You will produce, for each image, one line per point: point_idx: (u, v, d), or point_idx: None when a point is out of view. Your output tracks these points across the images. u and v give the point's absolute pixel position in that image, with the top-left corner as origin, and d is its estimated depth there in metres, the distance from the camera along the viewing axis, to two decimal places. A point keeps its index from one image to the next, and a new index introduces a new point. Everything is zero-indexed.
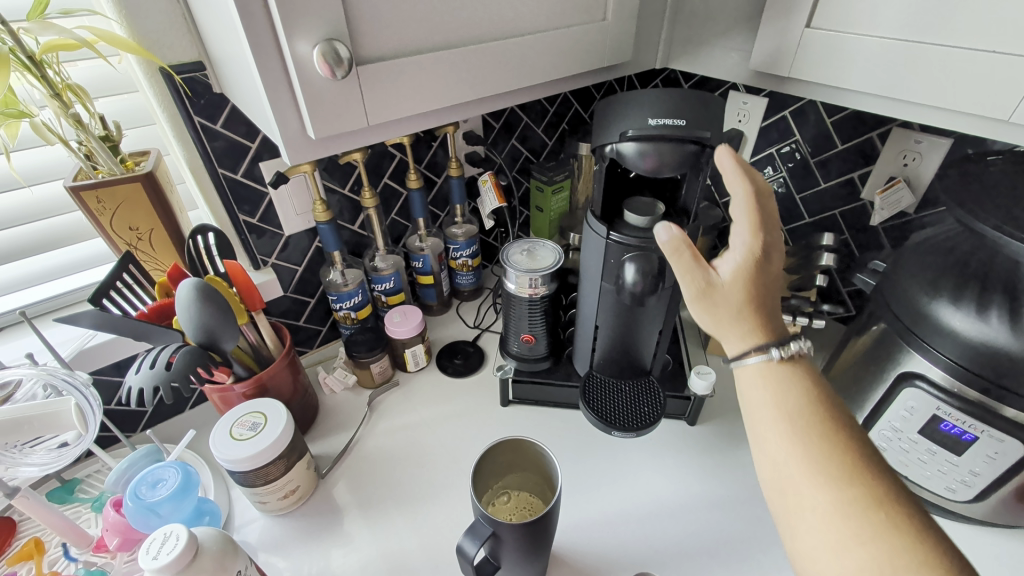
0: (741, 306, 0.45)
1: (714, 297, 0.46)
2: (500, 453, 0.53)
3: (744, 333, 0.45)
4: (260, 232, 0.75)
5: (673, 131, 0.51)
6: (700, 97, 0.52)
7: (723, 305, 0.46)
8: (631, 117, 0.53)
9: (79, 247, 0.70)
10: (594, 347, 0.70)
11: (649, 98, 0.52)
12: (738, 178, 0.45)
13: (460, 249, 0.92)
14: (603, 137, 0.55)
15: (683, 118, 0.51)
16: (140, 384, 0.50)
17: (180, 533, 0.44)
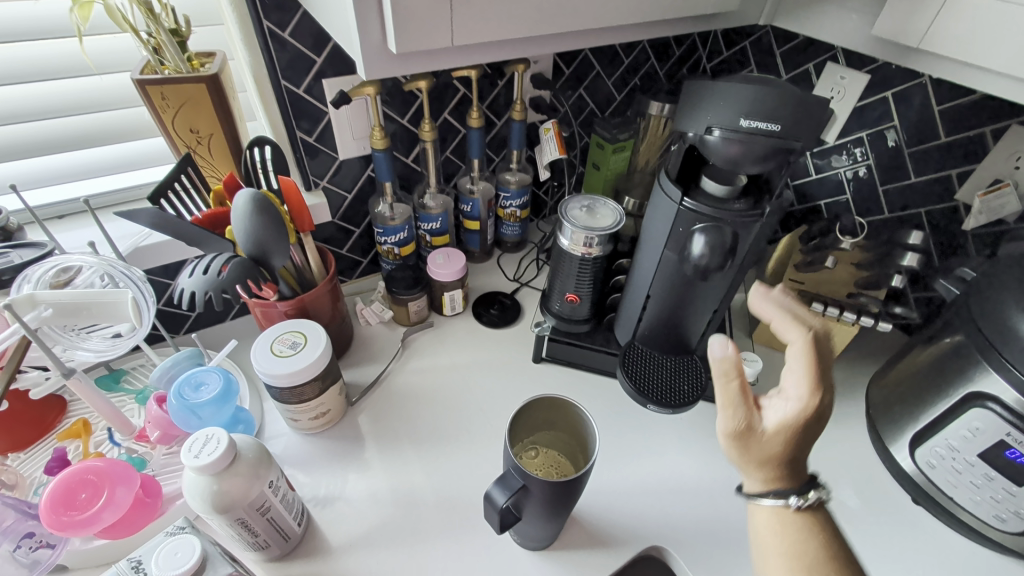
0: (773, 450, 0.44)
1: (750, 439, 0.44)
2: (538, 409, 0.52)
3: (766, 480, 0.44)
4: (314, 152, 0.73)
5: (764, 137, 0.47)
6: (807, 102, 0.46)
7: (757, 442, 0.44)
8: (721, 111, 0.48)
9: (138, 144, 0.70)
10: (640, 317, 0.67)
11: (747, 93, 0.47)
12: (791, 325, 0.48)
13: (510, 198, 0.89)
14: (688, 123, 0.52)
15: (779, 124, 0.46)
16: (192, 288, 0.50)
17: (221, 437, 0.45)
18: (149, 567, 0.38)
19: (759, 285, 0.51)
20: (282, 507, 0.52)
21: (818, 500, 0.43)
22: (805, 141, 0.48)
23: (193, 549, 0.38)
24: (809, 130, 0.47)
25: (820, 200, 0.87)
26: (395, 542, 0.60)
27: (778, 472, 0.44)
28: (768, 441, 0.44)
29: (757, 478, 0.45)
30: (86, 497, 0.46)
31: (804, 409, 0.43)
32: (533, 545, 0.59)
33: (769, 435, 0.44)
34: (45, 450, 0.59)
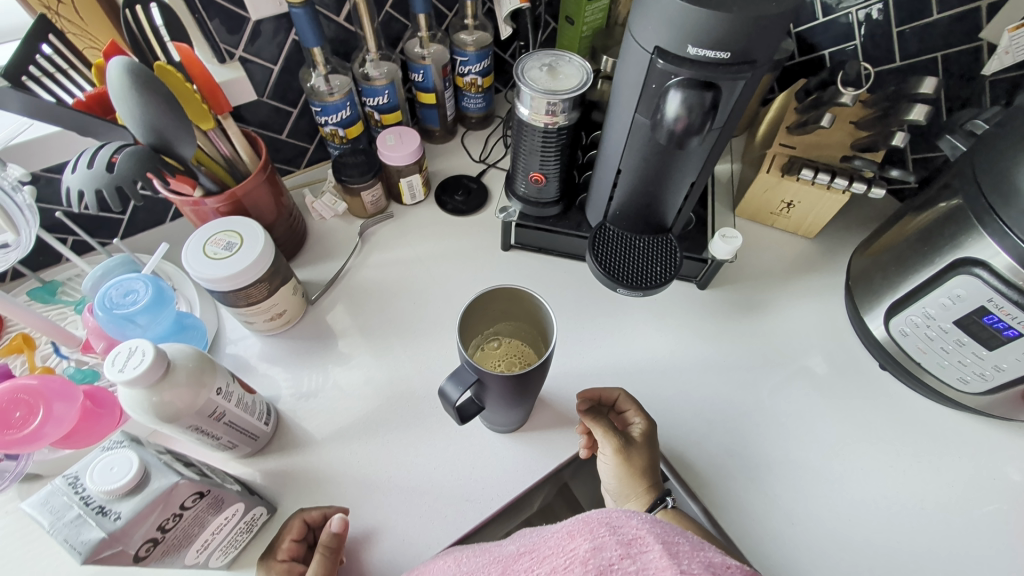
0: (643, 465, 0.54)
1: (629, 450, 0.54)
2: (493, 301, 0.48)
3: (646, 494, 0.52)
4: (218, 11, 0.60)
5: (712, 65, 0.43)
6: (763, 21, 0.40)
7: (635, 452, 0.54)
8: (668, 34, 0.43)
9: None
10: (611, 195, 0.61)
11: (693, 18, 0.41)
12: (634, 414, 0.58)
13: (469, 63, 0.77)
14: (636, 34, 0.46)
15: (728, 51, 0.42)
16: (80, 185, 0.43)
17: (146, 349, 0.41)
18: (87, 480, 0.36)
19: (581, 391, 0.60)
20: (240, 410, 0.51)
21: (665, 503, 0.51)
22: (762, 59, 0.43)
23: (130, 463, 0.36)
24: (765, 48, 0.43)
25: (824, 50, 0.75)
26: (367, 434, 0.60)
27: (652, 479, 0.54)
28: (640, 444, 0.55)
29: (639, 498, 0.53)
30: (22, 416, 0.43)
31: (647, 437, 0.56)
32: (503, 427, 0.59)
33: (639, 441, 0.56)
34: None
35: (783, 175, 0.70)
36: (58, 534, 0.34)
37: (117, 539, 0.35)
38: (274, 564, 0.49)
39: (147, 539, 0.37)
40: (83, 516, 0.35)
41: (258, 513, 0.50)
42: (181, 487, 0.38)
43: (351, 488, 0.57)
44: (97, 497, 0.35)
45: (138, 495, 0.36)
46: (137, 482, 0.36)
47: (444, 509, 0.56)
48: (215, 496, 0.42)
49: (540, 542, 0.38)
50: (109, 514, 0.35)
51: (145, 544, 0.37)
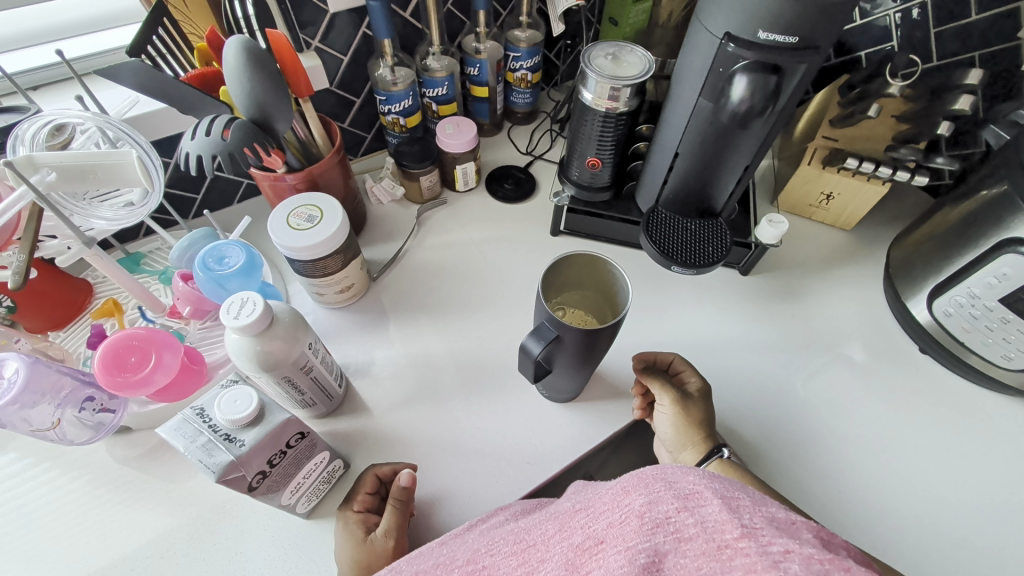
0: (700, 417, 0.58)
1: (685, 402, 0.59)
2: (572, 266, 0.54)
3: (702, 445, 0.57)
4: (301, 4, 0.64)
5: (779, 49, 0.47)
6: (831, 7, 0.44)
7: (692, 404, 0.59)
8: (739, 19, 0.47)
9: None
10: (666, 178, 0.66)
11: (764, 4, 0.45)
12: (691, 372, 0.62)
13: (521, 59, 0.80)
14: (708, 24, 0.50)
15: (796, 36, 0.46)
16: (197, 152, 0.47)
17: (256, 300, 0.46)
18: (213, 413, 0.42)
19: (637, 352, 0.64)
20: (323, 368, 0.55)
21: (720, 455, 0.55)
22: (826, 44, 0.47)
23: (251, 398, 0.42)
24: (830, 34, 0.46)
25: (862, 51, 0.78)
26: (431, 400, 0.63)
27: (708, 431, 0.58)
28: (696, 398, 0.60)
29: (695, 447, 0.57)
30: (136, 360, 0.49)
31: (704, 394, 0.60)
32: (561, 397, 0.62)
33: (695, 395, 0.60)
34: (83, 328, 0.60)
35: (824, 167, 0.73)
36: (194, 454, 0.40)
37: (240, 463, 0.40)
38: (352, 513, 0.53)
39: (260, 470, 0.43)
40: (212, 441, 0.41)
41: (337, 466, 0.55)
42: (292, 422, 0.44)
43: (417, 450, 0.60)
44: (223, 426, 0.41)
45: (259, 425, 0.42)
46: (257, 415, 0.42)
47: (506, 469, 0.59)
48: (310, 440, 0.48)
49: (593, 501, 0.37)
50: (236, 442, 0.41)
51: (257, 474, 0.42)
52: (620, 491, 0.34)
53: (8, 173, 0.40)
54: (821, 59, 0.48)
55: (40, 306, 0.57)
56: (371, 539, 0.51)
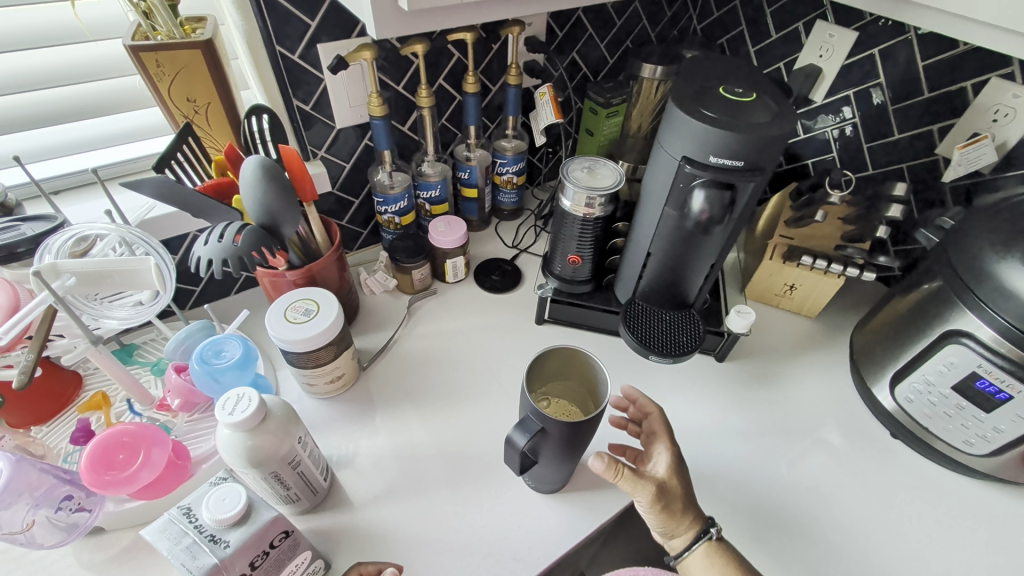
0: (681, 501, 0.56)
1: (663, 492, 0.55)
2: (555, 359, 0.58)
3: (692, 526, 0.57)
4: (311, 121, 0.72)
5: (730, 171, 0.55)
6: (768, 139, 0.52)
7: (671, 493, 0.56)
8: (693, 146, 0.55)
9: (135, 115, 0.69)
10: (641, 273, 0.72)
11: (712, 136, 0.53)
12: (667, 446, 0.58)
13: (507, 165, 0.89)
14: (667, 148, 0.58)
15: (742, 161, 0.54)
16: (209, 256, 0.52)
17: (252, 396, 0.48)
18: (200, 512, 0.42)
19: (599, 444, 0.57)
20: (310, 462, 0.55)
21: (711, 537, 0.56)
22: (768, 166, 0.55)
23: (238, 497, 0.42)
24: (770, 158, 0.54)
25: (808, 159, 0.89)
26: (417, 491, 0.63)
27: (693, 512, 0.57)
28: (672, 480, 0.56)
29: (684, 530, 0.57)
30: (123, 458, 0.50)
31: (676, 472, 0.57)
32: (547, 487, 0.62)
33: (670, 478, 0.56)
34: (68, 422, 0.60)
35: (784, 261, 0.80)
36: (177, 557, 0.40)
37: (222, 567, 0.40)
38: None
39: (241, 573, 0.42)
40: (196, 543, 0.41)
41: (318, 567, 0.53)
42: (278, 521, 0.44)
43: (399, 549, 0.58)
44: (209, 527, 0.42)
45: (243, 526, 0.42)
46: (243, 514, 0.43)
47: (494, 566, 0.57)
48: (295, 538, 0.47)
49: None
50: (220, 542, 0.41)
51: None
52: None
53: (31, 279, 0.43)
54: (766, 177, 0.56)
55: (27, 401, 0.57)
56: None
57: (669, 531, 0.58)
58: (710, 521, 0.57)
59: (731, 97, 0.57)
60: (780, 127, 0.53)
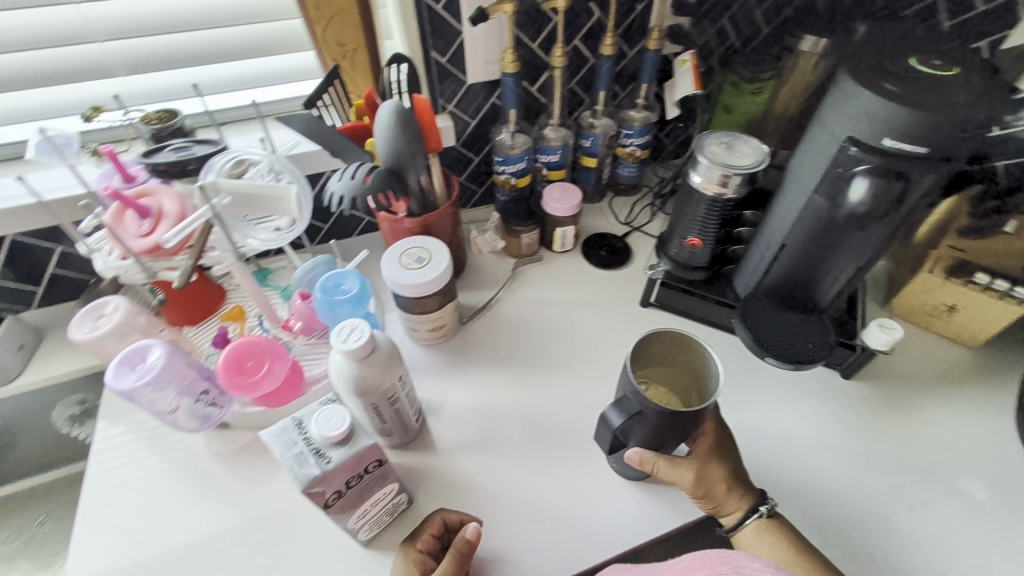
0: (726, 476, 0.54)
1: (703, 466, 0.53)
2: (662, 342, 0.54)
3: (741, 503, 0.54)
4: (445, 74, 0.73)
5: (905, 158, 0.46)
6: (965, 123, 0.43)
7: (713, 467, 0.54)
8: (863, 125, 0.47)
9: (294, 57, 0.74)
10: (770, 266, 0.65)
11: (889, 115, 0.45)
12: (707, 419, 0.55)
13: (632, 136, 0.84)
14: (829, 126, 0.51)
15: (926, 147, 0.45)
16: (342, 192, 0.57)
17: (364, 329, 0.50)
18: (309, 426, 0.46)
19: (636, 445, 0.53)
20: (406, 402, 0.58)
21: (765, 513, 0.53)
22: (958, 156, 0.46)
23: (344, 419, 0.45)
24: (963, 145, 0.45)
25: None
26: (500, 450, 0.63)
27: (741, 486, 0.54)
28: (713, 456, 0.54)
29: (735, 505, 0.54)
30: (252, 365, 0.56)
31: (716, 450, 0.54)
32: (631, 474, 0.60)
33: (710, 453, 0.54)
34: (211, 328, 0.68)
35: (947, 278, 0.68)
36: (288, 460, 0.44)
37: (322, 479, 0.43)
38: (413, 547, 0.53)
39: (337, 489, 0.45)
40: (303, 451, 0.44)
41: (401, 501, 0.56)
42: (374, 449, 0.46)
43: (475, 500, 0.59)
44: (316, 441, 0.45)
45: (345, 446, 0.45)
46: (346, 435, 0.45)
47: (565, 540, 0.56)
48: (386, 470, 0.50)
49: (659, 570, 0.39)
50: (323, 457, 0.44)
51: (333, 492, 0.45)
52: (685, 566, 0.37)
53: (196, 194, 0.48)
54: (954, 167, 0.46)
55: (183, 303, 0.66)
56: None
57: (718, 510, 0.55)
58: (761, 494, 0.54)
59: (923, 71, 0.47)
60: (987, 109, 0.43)
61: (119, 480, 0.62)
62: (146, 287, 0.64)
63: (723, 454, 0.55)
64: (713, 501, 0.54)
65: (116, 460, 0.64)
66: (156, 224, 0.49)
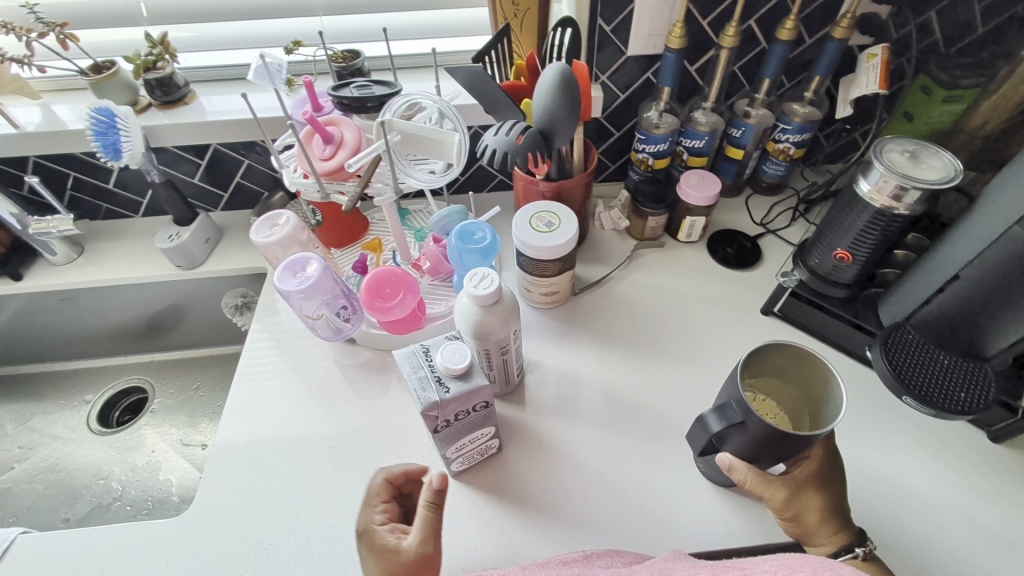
0: (821, 506, 0.49)
1: (796, 488, 0.50)
2: (785, 357, 0.51)
3: (833, 538, 0.49)
4: (605, 44, 0.73)
5: None
6: None
7: (807, 492, 0.50)
8: None
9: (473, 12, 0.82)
10: (931, 297, 0.58)
11: None
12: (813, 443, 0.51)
13: (789, 132, 0.78)
14: None
15: None
16: (495, 146, 0.59)
17: (494, 279, 0.53)
18: (434, 357, 0.50)
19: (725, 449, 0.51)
20: (514, 356, 0.61)
21: (862, 555, 0.48)
22: None
23: (466, 356, 0.49)
24: None
25: None
26: (590, 421, 0.65)
27: (838, 519, 0.49)
28: (810, 482, 0.50)
29: (826, 537, 0.49)
30: (389, 292, 0.62)
31: (815, 476, 0.50)
32: (718, 478, 0.58)
33: (808, 479, 0.50)
34: (353, 253, 0.76)
35: None
36: (412, 381, 0.49)
37: (439, 405, 0.48)
38: (374, 526, 0.47)
39: (447, 418, 0.50)
40: (427, 377, 0.49)
41: (491, 446, 0.60)
42: (486, 391, 0.50)
43: (558, 462, 0.62)
44: (438, 370, 0.49)
45: (463, 381, 0.49)
46: (465, 371, 0.49)
47: (639, 523, 0.57)
48: (489, 413, 0.53)
49: (743, 565, 0.37)
50: (443, 387, 0.48)
51: (443, 420, 0.49)
52: (781, 565, 0.35)
53: (375, 129, 0.53)
54: None
55: (336, 227, 0.74)
56: (400, 548, 0.44)
57: (805, 538, 0.51)
58: (862, 534, 0.49)
59: None
60: None
61: (265, 367, 0.73)
62: (310, 207, 0.73)
63: (822, 482, 0.50)
64: (801, 527, 0.50)
65: (265, 349, 0.75)
66: (336, 151, 0.56)
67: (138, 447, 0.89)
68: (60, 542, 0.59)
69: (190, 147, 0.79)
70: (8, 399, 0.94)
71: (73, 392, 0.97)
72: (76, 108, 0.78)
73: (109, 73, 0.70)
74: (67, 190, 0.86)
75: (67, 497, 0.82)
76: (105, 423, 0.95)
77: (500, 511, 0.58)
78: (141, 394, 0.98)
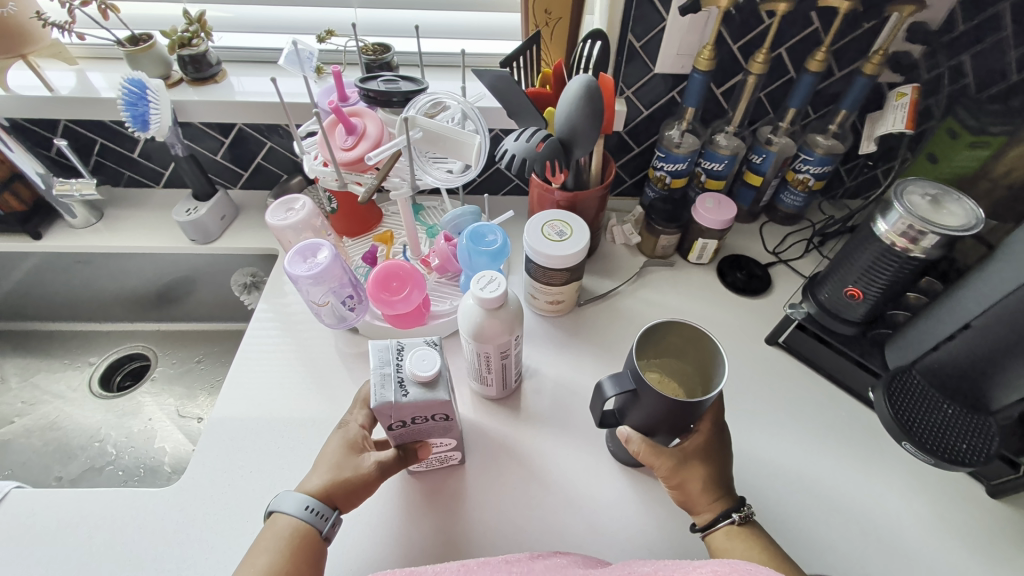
0: (705, 474, 0.51)
1: (683, 460, 0.50)
2: (667, 330, 0.53)
3: (712, 505, 0.51)
4: (633, 59, 0.73)
5: None
6: None
7: (694, 463, 0.51)
8: None
9: (504, 18, 0.82)
10: (941, 345, 0.57)
11: None
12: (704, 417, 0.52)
13: (810, 163, 0.77)
14: None
15: None
16: (515, 151, 0.59)
17: (500, 283, 0.53)
18: (404, 361, 0.48)
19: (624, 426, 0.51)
20: (514, 361, 0.61)
21: (742, 519, 0.50)
22: None
23: (435, 363, 0.47)
24: None
25: None
26: (582, 434, 0.65)
27: (723, 486, 0.51)
28: (696, 453, 0.51)
29: (709, 504, 0.51)
30: (395, 286, 0.63)
31: (703, 447, 0.51)
32: (624, 458, 0.61)
33: (694, 450, 0.51)
34: (364, 244, 0.77)
35: None
36: (375, 376, 0.47)
37: (393, 407, 0.46)
38: (352, 423, 0.55)
39: (401, 419, 0.48)
40: (389, 375, 0.47)
41: (451, 456, 0.59)
42: (447, 405, 0.48)
43: (544, 471, 0.62)
44: (404, 372, 0.48)
45: (425, 389, 0.47)
46: (431, 380, 0.47)
47: (623, 541, 0.57)
48: (450, 425, 0.52)
49: (681, 570, 0.42)
50: (401, 388, 0.47)
51: (398, 419, 0.48)
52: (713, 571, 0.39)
53: (398, 124, 0.54)
54: None
55: (349, 217, 0.75)
56: (363, 458, 0.52)
57: (689, 507, 0.52)
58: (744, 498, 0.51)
59: None
60: None
61: (266, 348, 0.74)
62: (326, 195, 0.73)
63: (708, 452, 0.51)
64: (686, 494, 0.52)
65: (268, 330, 0.76)
66: (358, 142, 0.57)
67: (135, 414, 0.90)
68: (50, 499, 0.60)
69: (215, 124, 0.81)
70: (16, 353, 0.96)
71: (79, 352, 0.99)
72: (109, 76, 0.80)
73: (145, 46, 0.72)
74: (93, 155, 0.88)
75: (62, 455, 0.84)
76: (106, 386, 0.96)
77: (482, 515, 0.58)
78: (144, 361, 0.99)
